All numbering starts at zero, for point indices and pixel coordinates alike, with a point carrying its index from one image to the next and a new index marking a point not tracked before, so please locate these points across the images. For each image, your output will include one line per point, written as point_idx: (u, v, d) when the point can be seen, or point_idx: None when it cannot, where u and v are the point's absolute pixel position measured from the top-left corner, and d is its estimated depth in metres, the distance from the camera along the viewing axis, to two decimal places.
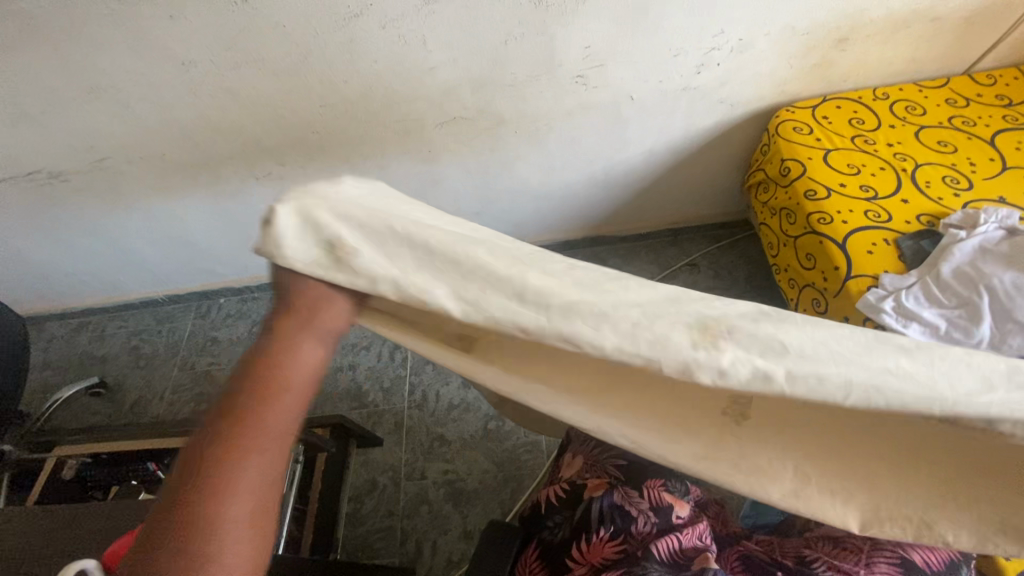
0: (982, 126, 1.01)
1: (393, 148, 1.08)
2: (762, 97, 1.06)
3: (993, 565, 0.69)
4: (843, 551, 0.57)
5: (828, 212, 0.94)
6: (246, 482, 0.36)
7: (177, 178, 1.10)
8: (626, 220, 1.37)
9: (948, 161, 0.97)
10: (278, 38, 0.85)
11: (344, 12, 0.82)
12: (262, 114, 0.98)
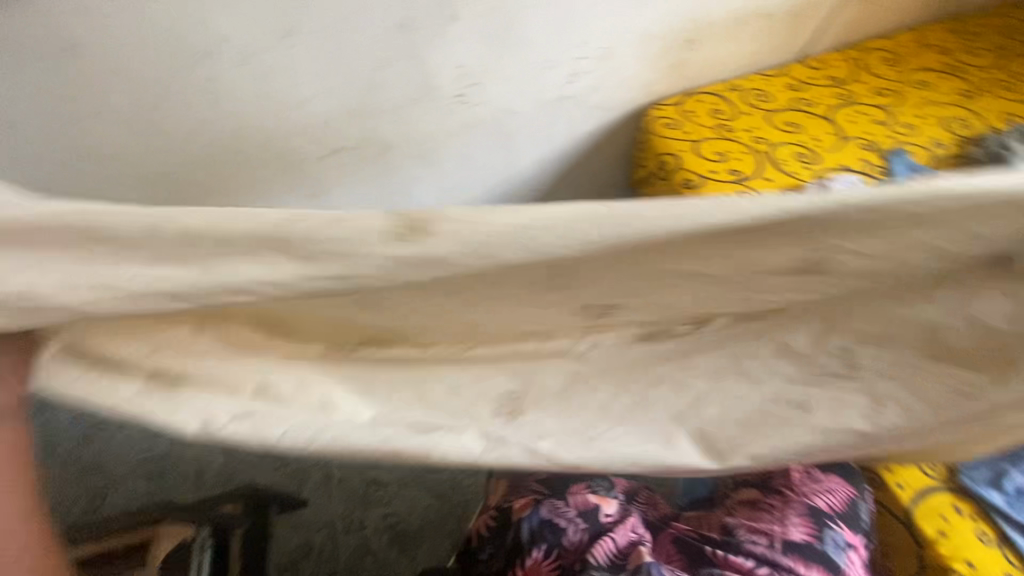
0: (819, 105, 1.15)
1: (273, 189, 0.96)
2: (635, 100, 1.11)
3: (892, 497, 0.82)
4: (761, 511, 0.69)
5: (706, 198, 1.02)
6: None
7: None
8: None
9: (796, 139, 1.10)
10: (124, 84, 0.77)
11: (196, 51, 0.77)
12: (111, 172, 0.86)
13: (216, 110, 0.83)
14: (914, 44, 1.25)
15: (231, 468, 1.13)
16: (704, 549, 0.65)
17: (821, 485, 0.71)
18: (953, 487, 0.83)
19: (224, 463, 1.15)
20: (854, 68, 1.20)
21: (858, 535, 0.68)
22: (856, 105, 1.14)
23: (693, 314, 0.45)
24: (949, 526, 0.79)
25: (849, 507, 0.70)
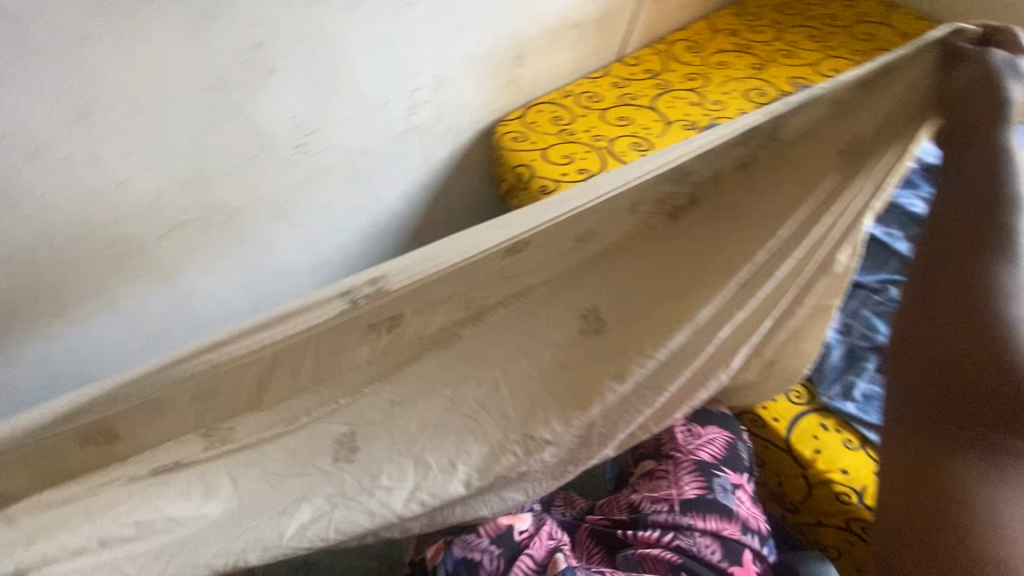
0: (769, 75, 1.32)
1: (375, 161, 1.14)
2: (502, 85, 1.20)
3: (772, 432, 0.85)
4: (660, 482, 0.76)
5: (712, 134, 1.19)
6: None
7: (181, 243, 1.01)
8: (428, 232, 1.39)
9: (760, 97, 1.27)
10: (296, 68, 0.92)
11: (345, 38, 0.93)
12: (268, 151, 0.99)
13: (368, 105, 1.04)
14: (831, 23, 1.46)
15: None
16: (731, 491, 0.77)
17: (704, 442, 0.79)
18: (821, 408, 0.87)
19: None
20: (783, 32, 1.43)
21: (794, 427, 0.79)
22: (813, 73, 1.32)
23: (661, 205, 0.71)
24: (821, 443, 0.83)
25: (730, 454, 0.79)
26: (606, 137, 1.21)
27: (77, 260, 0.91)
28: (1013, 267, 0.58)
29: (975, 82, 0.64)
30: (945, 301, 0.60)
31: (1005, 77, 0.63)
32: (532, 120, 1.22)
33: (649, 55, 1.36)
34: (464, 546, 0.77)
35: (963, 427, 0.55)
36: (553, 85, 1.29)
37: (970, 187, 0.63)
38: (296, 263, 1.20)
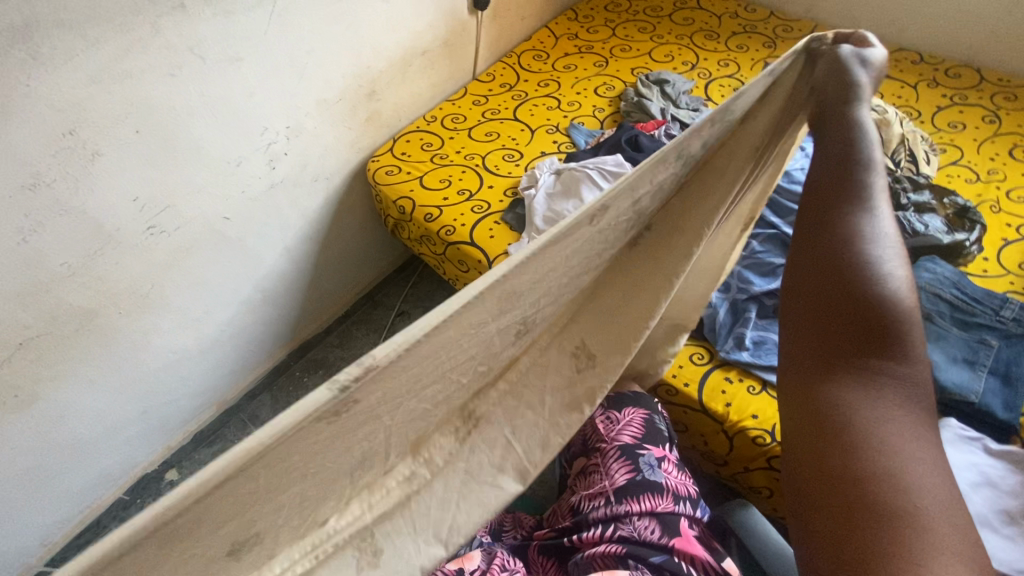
0: (613, 70, 1.42)
1: (247, 223, 1.08)
2: (362, 122, 1.18)
3: (685, 397, 0.89)
4: (593, 477, 0.70)
5: (581, 129, 1.26)
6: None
7: (38, 367, 0.89)
8: (325, 286, 1.34)
9: (610, 91, 1.36)
10: (127, 143, 0.84)
11: (178, 106, 0.88)
12: (122, 239, 0.90)
13: (219, 169, 0.97)
14: (657, 14, 1.60)
15: None
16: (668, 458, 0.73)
17: (623, 423, 0.74)
18: (723, 362, 0.92)
19: None
20: (619, 28, 1.55)
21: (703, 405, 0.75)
22: (648, 60, 1.45)
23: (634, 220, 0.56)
24: (729, 395, 0.88)
25: (649, 428, 0.74)
26: (479, 154, 1.22)
27: None
28: (868, 218, 0.50)
29: (831, 73, 0.57)
30: (810, 237, 0.52)
31: (852, 67, 0.56)
32: (402, 152, 1.22)
33: (501, 70, 1.41)
34: None
35: (834, 360, 0.47)
36: (415, 114, 1.29)
37: (826, 155, 0.54)
38: (181, 351, 1.10)
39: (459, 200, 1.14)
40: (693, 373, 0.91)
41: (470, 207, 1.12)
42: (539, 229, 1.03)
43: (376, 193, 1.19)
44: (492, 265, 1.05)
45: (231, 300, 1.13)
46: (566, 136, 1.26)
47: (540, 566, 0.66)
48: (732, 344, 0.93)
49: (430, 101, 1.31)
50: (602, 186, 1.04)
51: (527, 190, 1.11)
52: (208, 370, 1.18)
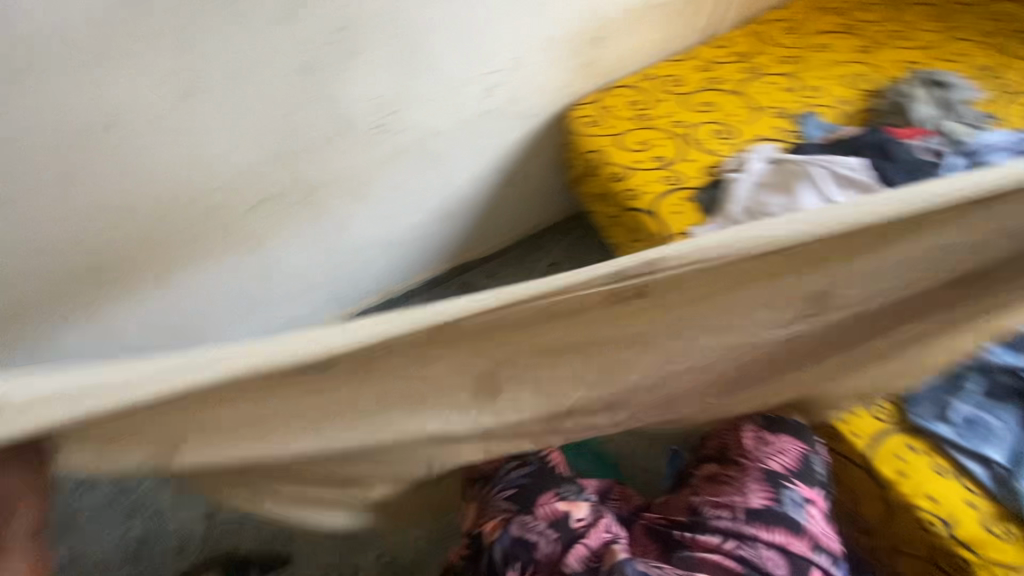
0: (874, 59, 1.20)
1: (450, 142, 1.15)
2: (578, 67, 1.17)
3: (848, 448, 0.79)
4: (723, 486, 0.67)
5: (814, 120, 1.10)
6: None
7: (269, 218, 1.08)
8: (495, 219, 1.40)
9: (864, 83, 1.16)
10: (379, 44, 0.94)
11: (426, 18, 0.94)
12: (353, 129, 1.03)
13: (445, 87, 1.05)
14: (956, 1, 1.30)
15: None
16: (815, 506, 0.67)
17: (775, 448, 0.69)
18: (910, 428, 0.78)
19: None
20: (897, 11, 1.30)
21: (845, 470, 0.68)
22: (925, 55, 1.20)
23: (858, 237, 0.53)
24: (905, 465, 0.76)
25: (803, 466, 0.68)
26: (687, 123, 1.14)
27: (178, 226, 0.99)
28: None
29: None
30: None
31: None
32: (608, 104, 1.19)
33: (739, 37, 1.28)
34: (521, 524, 0.63)
35: None
36: (631, 68, 1.24)
37: None
38: (368, 240, 1.25)
39: (652, 166, 1.09)
40: (874, 430, 0.79)
41: (663, 175, 1.07)
42: (733, 218, 0.96)
43: (570, 140, 1.19)
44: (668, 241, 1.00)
45: (416, 207, 1.25)
46: (793, 124, 1.11)
47: (642, 543, 0.66)
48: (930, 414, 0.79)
49: (651, 57, 1.25)
50: (822, 193, 0.93)
51: (732, 173, 1.02)
52: (384, 263, 1.33)
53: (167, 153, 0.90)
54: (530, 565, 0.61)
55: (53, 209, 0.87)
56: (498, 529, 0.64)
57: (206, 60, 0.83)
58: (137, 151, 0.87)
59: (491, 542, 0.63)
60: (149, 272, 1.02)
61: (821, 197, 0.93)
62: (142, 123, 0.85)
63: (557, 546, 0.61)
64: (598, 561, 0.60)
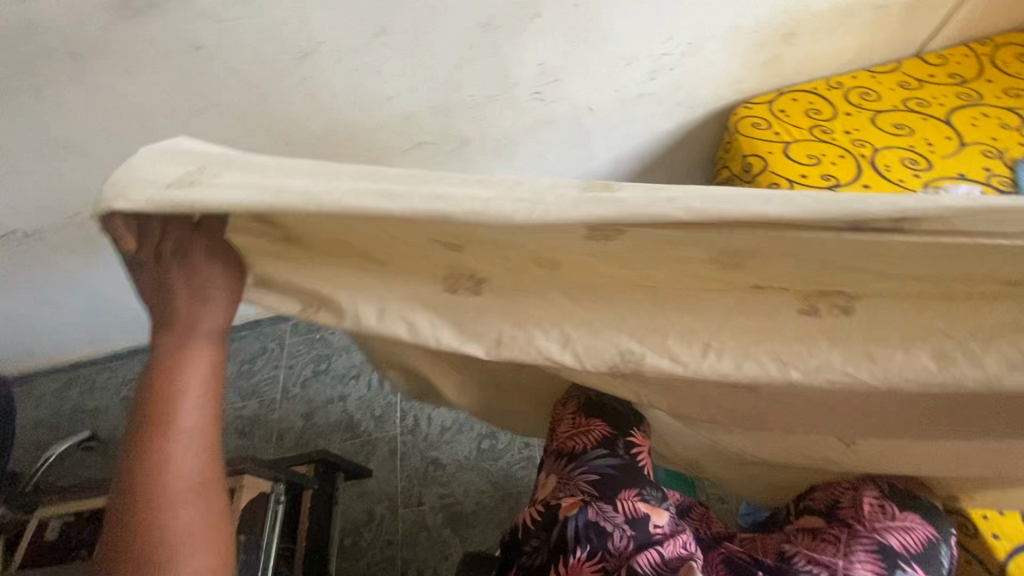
0: None
1: (601, 122, 1.14)
2: (759, 65, 1.08)
3: (984, 548, 0.71)
4: (823, 543, 0.61)
5: None
6: (190, 383, 0.53)
7: (419, 162, 1.17)
8: None
9: None
10: (559, 14, 0.92)
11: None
12: (511, 94, 1.05)
13: (611, 65, 1.02)
14: None
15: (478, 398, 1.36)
16: None
17: (895, 522, 0.61)
18: None
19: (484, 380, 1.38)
20: None
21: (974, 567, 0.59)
22: None
23: None
24: None
25: (928, 550, 0.59)
26: (872, 145, 1.02)
27: (342, 154, 1.12)
28: None
29: None
30: None
31: None
32: (781, 109, 1.10)
33: (960, 57, 1.11)
34: (598, 510, 0.64)
35: None
36: (819, 73, 1.13)
37: None
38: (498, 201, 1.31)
39: (818, 185, 0.99)
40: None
41: (828, 197, 0.97)
42: None
43: (728, 140, 1.12)
44: None
45: (551, 178, 1.27)
46: (1006, 169, 0.96)
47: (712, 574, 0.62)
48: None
49: (845, 64, 1.12)
50: None
51: None
52: None
53: (348, 88, 0.99)
54: (599, 552, 0.61)
55: (254, 121, 1.03)
56: (576, 507, 0.65)
57: (396, 6, 0.87)
58: (323, 81, 0.97)
59: (566, 517, 0.64)
60: None
61: None
62: (334, 57, 0.93)
63: (630, 542, 0.61)
64: (670, 571, 0.58)
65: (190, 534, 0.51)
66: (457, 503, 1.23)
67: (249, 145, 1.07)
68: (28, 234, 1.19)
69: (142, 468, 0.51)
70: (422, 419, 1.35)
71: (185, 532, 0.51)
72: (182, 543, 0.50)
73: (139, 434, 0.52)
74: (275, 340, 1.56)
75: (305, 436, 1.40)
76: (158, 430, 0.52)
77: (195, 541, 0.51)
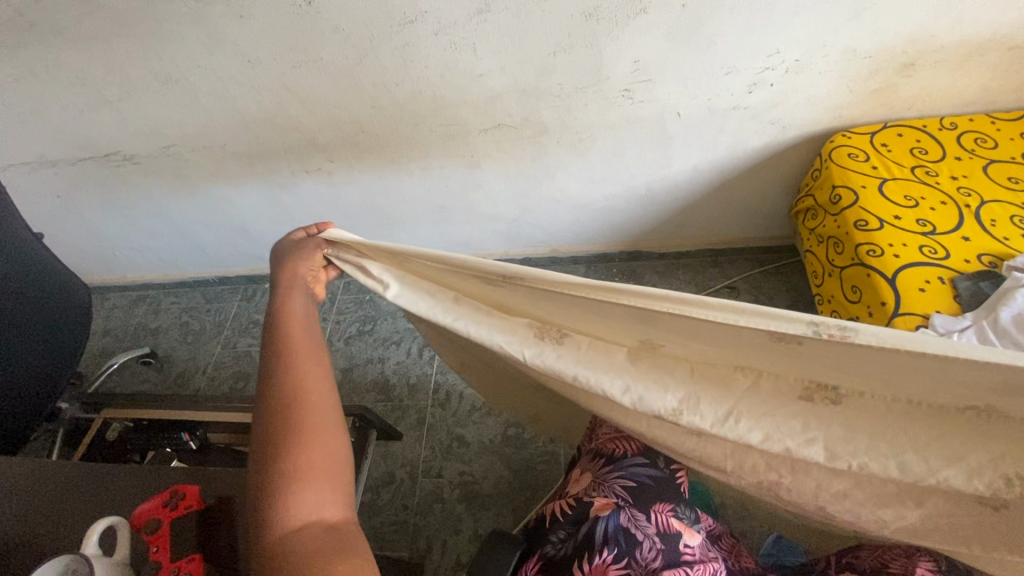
0: None
1: (686, 130, 1.11)
2: (865, 94, 1.02)
3: None
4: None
5: None
6: (302, 323, 0.59)
7: (495, 145, 1.18)
8: (692, 220, 1.36)
9: None
10: (665, 14, 0.90)
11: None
12: (600, 88, 1.03)
13: (709, 72, 0.99)
14: None
15: None
16: None
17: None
18: None
19: None
20: None
21: None
22: None
23: None
24: None
25: None
26: (979, 194, 0.95)
27: (423, 125, 1.14)
28: None
29: None
30: None
31: None
32: (883, 143, 1.04)
33: None
34: (630, 517, 0.64)
35: None
36: (930, 111, 1.06)
37: None
38: (565, 194, 1.30)
39: (912, 228, 0.92)
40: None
41: (920, 242, 0.90)
42: (996, 321, 0.78)
43: (820, 167, 1.07)
44: (895, 316, 0.85)
45: (623, 180, 1.25)
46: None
47: None
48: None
49: (963, 105, 1.04)
50: None
51: (1019, 272, 0.82)
52: (569, 220, 1.39)
53: (442, 60, 1.00)
54: (626, 557, 0.61)
55: (346, 80, 1.06)
56: (609, 509, 0.66)
57: None
58: (419, 51, 0.98)
59: (598, 516, 0.65)
60: (389, 154, 1.23)
61: None
62: (433, 27, 0.94)
63: (659, 555, 0.61)
64: None
65: (311, 434, 0.51)
66: (476, 483, 1.24)
67: (338, 103, 1.11)
68: (126, 157, 1.28)
69: (268, 384, 0.54)
70: (454, 394, 1.38)
71: (296, 434, 0.50)
72: (303, 442, 0.50)
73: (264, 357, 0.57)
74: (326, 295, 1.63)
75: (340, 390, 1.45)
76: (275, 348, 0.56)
77: (315, 440, 0.50)
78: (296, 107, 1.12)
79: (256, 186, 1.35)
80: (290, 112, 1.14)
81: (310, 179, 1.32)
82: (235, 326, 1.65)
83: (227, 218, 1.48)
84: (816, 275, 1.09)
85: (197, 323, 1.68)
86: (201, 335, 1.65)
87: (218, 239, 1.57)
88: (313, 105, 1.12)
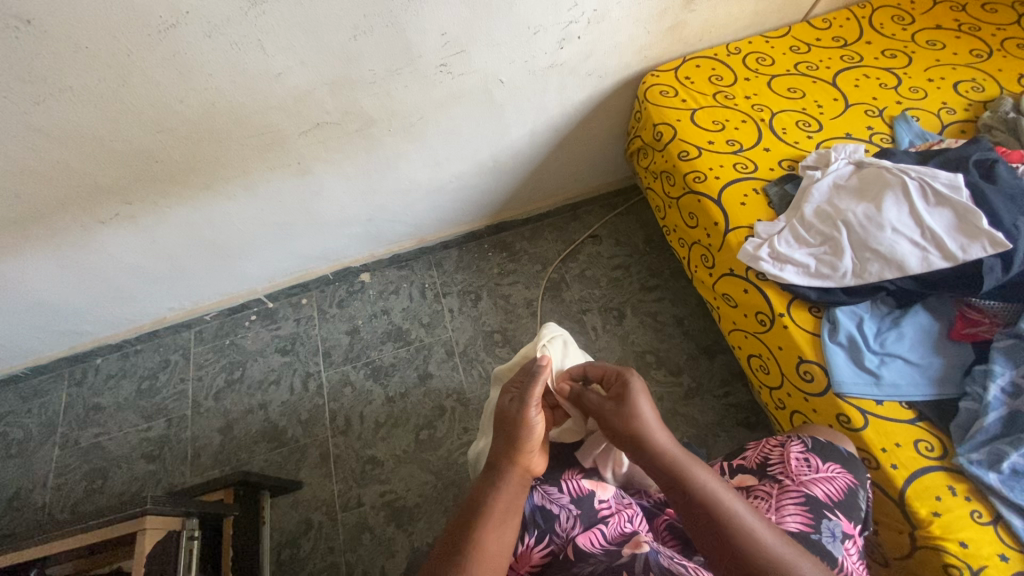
0: (995, 60, 1.08)
1: (514, 96, 1.11)
2: (661, 34, 1.09)
3: (885, 477, 0.75)
4: (758, 499, 0.67)
5: (911, 124, 1.01)
6: (500, 508, 0.58)
7: (323, 146, 1.08)
8: (543, 182, 1.38)
9: (983, 92, 1.04)
10: None
11: None
12: (411, 67, 0.98)
13: (519, 33, 0.98)
14: None
15: (412, 390, 1.31)
16: (846, 528, 0.63)
17: (820, 474, 0.67)
18: (952, 467, 0.74)
19: (415, 381, 1.32)
20: None
21: (855, 527, 0.65)
22: None
23: None
24: (939, 505, 0.72)
25: (848, 498, 0.66)
26: (770, 109, 1.07)
27: (230, 141, 1.00)
28: None
29: None
30: None
31: None
32: (687, 76, 1.12)
33: (842, 20, 1.18)
34: (544, 494, 0.65)
35: None
36: (717, 40, 1.16)
37: None
38: (413, 183, 1.25)
39: (724, 149, 1.02)
40: (830, 418, 0.82)
41: (733, 161, 1.00)
42: (803, 217, 0.89)
43: (641, 109, 1.14)
44: (727, 233, 0.95)
45: (466, 155, 1.22)
46: (885, 127, 1.02)
47: (658, 535, 0.67)
48: (870, 386, 0.80)
49: (742, 30, 1.16)
50: (915, 205, 0.81)
51: (811, 170, 0.95)
52: (426, 208, 1.34)
53: (224, 64, 0.87)
54: (547, 535, 0.62)
55: (114, 109, 0.89)
56: None
57: None
58: (196, 57, 0.85)
59: None
60: (199, 180, 1.07)
61: (915, 209, 0.81)
62: (202, 29, 0.81)
63: (577, 522, 0.63)
64: (616, 547, 0.59)
65: None
66: (398, 499, 1.19)
67: (114, 135, 0.93)
68: None
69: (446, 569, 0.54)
70: (354, 417, 1.29)
71: None
72: None
73: (463, 521, 0.58)
74: (178, 352, 1.43)
75: (224, 451, 1.29)
76: (473, 522, 0.57)
77: None
78: (59, 150, 0.92)
79: (40, 253, 1.11)
80: (51, 157, 0.93)
81: (110, 230, 1.11)
82: (70, 419, 1.37)
83: (16, 299, 1.20)
84: (658, 208, 1.17)
85: (18, 430, 1.37)
86: (28, 443, 1.36)
87: (12, 326, 1.28)
88: (80, 144, 0.92)
